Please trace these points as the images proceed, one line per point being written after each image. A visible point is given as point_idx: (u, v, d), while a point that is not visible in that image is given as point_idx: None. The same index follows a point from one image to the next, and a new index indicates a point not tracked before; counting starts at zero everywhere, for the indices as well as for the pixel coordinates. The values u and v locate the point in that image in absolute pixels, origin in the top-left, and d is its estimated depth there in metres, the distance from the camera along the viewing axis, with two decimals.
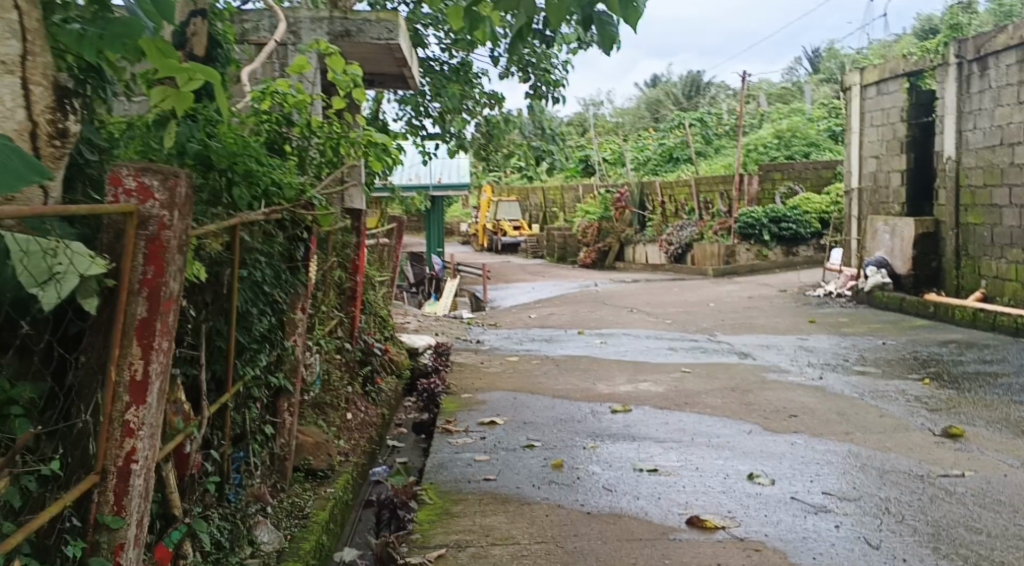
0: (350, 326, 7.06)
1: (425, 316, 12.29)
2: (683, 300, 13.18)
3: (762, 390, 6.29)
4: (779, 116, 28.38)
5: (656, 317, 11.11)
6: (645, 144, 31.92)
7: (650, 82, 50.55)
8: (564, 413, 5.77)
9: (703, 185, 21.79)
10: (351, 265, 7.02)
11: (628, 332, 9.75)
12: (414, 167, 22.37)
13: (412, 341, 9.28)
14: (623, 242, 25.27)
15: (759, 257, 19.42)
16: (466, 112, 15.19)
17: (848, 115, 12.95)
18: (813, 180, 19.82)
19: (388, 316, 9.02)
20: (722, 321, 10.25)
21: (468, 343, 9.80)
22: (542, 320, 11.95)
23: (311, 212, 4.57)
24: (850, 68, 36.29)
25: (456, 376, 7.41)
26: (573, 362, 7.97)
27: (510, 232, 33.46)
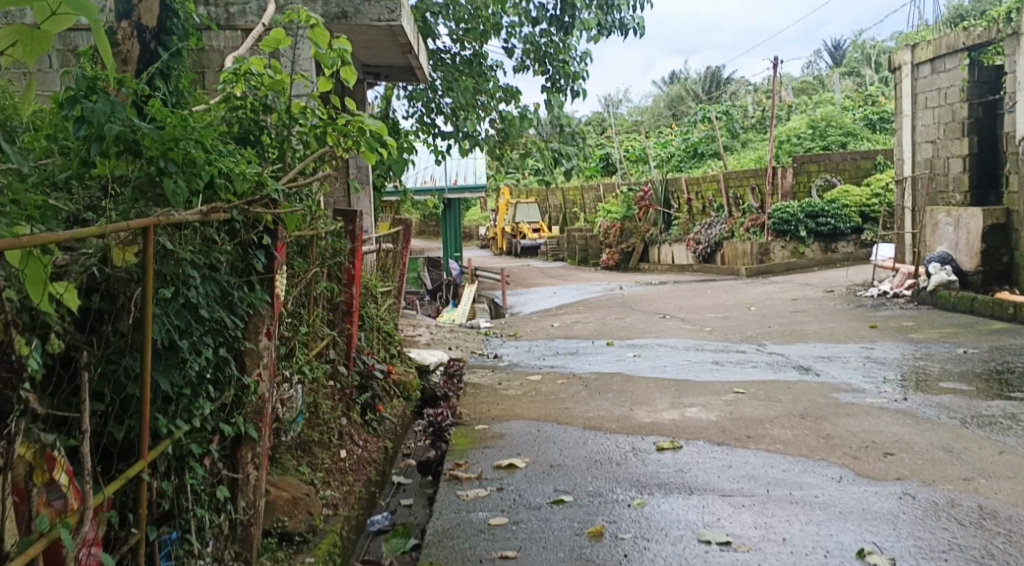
0: (347, 347, 6.03)
1: (438, 328, 11.26)
2: (719, 303, 12.07)
3: (838, 416, 5.21)
4: (808, 107, 27.14)
5: (693, 324, 10.02)
6: (667, 140, 30.77)
7: (669, 78, 49.33)
8: (599, 451, 4.71)
9: (732, 180, 20.65)
10: (346, 275, 6.03)
11: (665, 343, 8.66)
12: (427, 169, 21.38)
13: (421, 357, 8.25)
14: (648, 242, 24.39)
15: (795, 255, 18.36)
16: (480, 108, 14.19)
17: (898, 98, 11.85)
18: (852, 172, 18.64)
19: (394, 330, 8.00)
20: (769, 328, 9.15)
21: (485, 359, 8.76)
22: (566, 329, 10.89)
23: (274, 210, 3.54)
24: (880, 56, 34.99)
25: (469, 401, 6.37)
26: (607, 381, 6.89)
27: (530, 234, 32.50)
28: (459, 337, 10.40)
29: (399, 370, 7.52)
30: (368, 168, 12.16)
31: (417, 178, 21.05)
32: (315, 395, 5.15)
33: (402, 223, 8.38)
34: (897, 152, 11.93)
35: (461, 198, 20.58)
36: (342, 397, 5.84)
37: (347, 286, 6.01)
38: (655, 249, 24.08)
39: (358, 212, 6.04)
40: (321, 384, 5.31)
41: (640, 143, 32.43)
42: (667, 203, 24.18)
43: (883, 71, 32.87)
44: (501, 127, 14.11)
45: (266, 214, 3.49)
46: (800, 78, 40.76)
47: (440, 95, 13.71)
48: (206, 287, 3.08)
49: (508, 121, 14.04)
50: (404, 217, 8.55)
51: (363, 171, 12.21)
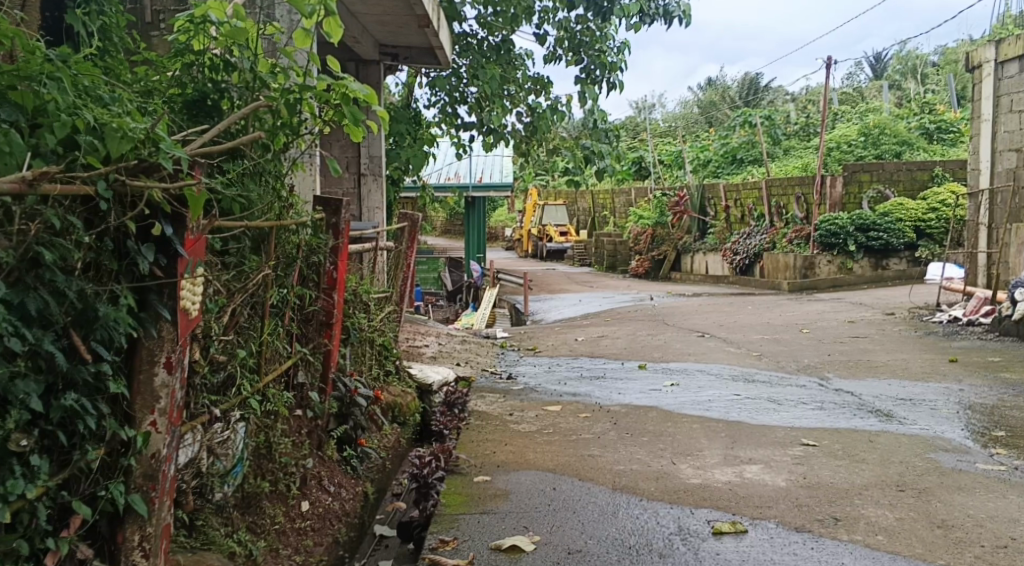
0: (324, 364, 4.88)
1: (449, 338, 10.05)
2: (764, 323, 10.79)
3: (948, 492, 3.96)
4: (855, 116, 25.71)
5: (736, 347, 8.76)
6: (704, 145, 29.40)
7: (705, 83, 47.92)
8: (633, 532, 3.53)
9: (775, 188, 19.28)
10: (326, 279, 4.91)
11: (708, 369, 7.40)
12: (452, 165, 20.20)
13: (424, 374, 7.11)
14: (680, 250, 23.10)
15: (842, 271, 17.09)
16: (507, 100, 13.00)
17: (976, 101, 10.61)
18: (906, 184, 17.29)
19: (391, 343, 6.83)
20: (829, 357, 7.87)
21: (496, 379, 7.56)
22: (592, 345, 9.64)
23: (165, 184, 2.39)
24: (930, 66, 33.43)
25: (473, 437, 5.22)
26: (641, 418, 5.67)
27: (558, 237, 31.27)
28: (472, 349, 9.19)
29: (387, 393, 6.33)
30: (381, 155, 11.06)
31: (440, 175, 19.87)
32: (272, 428, 4.00)
33: (405, 221, 7.28)
34: (973, 162, 10.64)
35: (486, 196, 19.39)
36: (312, 427, 4.66)
37: (327, 289, 4.89)
38: (689, 258, 22.76)
39: (344, 200, 4.92)
40: (281, 414, 4.16)
41: (675, 146, 31.08)
42: (703, 210, 22.87)
43: (933, 80, 31.33)
44: (530, 120, 12.91)
45: (154, 189, 2.38)
46: (843, 86, 39.22)
47: (464, 83, 12.70)
48: (30, 304, 2.14)
49: (537, 115, 12.83)
50: (408, 213, 7.44)
51: (376, 159, 11.09)
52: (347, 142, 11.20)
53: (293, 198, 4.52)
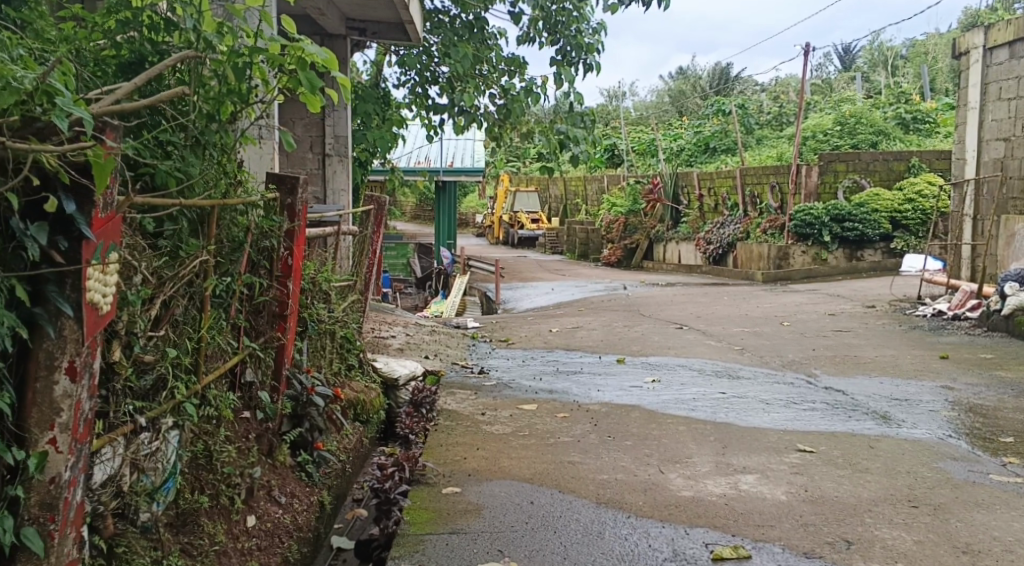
0: (276, 360, 4.45)
1: (417, 328, 9.59)
2: (743, 314, 10.43)
3: (966, 508, 3.60)
4: (829, 106, 25.47)
5: (717, 341, 8.38)
6: (677, 132, 29.07)
7: (677, 72, 47.62)
8: (622, 558, 3.12)
9: (750, 177, 18.95)
10: (280, 266, 4.46)
11: (690, 365, 7.02)
12: (422, 149, 19.65)
13: (389, 367, 6.66)
14: (653, 239, 22.76)
15: (817, 261, 16.83)
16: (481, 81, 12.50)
17: (963, 88, 10.30)
18: (883, 174, 17.05)
19: (355, 334, 6.37)
20: (815, 353, 7.52)
21: (466, 373, 7.12)
22: (566, 337, 9.23)
23: (53, 149, 2.04)
24: (901, 57, 33.34)
25: (442, 439, 4.77)
26: (624, 419, 5.27)
27: (529, 224, 30.82)
28: (441, 340, 8.74)
29: (349, 389, 5.87)
30: (347, 135, 10.60)
31: (409, 159, 19.33)
32: (210, 435, 3.57)
33: (371, 204, 6.83)
34: (959, 151, 10.34)
35: (456, 181, 18.88)
36: (262, 431, 4.22)
37: (280, 279, 4.44)
38: (661, 247, 22.43)
39: (300, 180, 4.47)
40: (225, 419, 3.73)
41: (648, 134, 30.73)
42: (676, 198, 22.55)
43: (905, 71, 31.23)
44: (503, 103, 12.47)
45: (39, 153, 2.02)
46: (814, 76, 39.08)
47: (436, 62, 12.30)
48: None
49: (511, 97, 12.36)
50: (374, 197, 6.97)
51: (342, 139, 10.63)
52: (311, 120, 10.70)
53: (241, 174, 4.10)
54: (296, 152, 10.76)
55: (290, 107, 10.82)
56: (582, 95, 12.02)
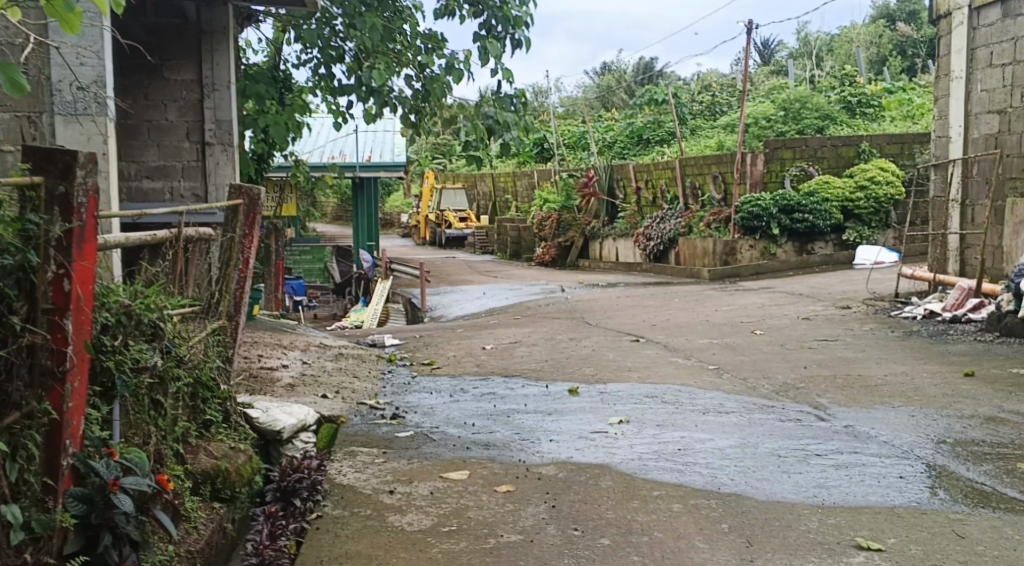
0: (48, 446, 2.88)
1: (320, 351, 7.86)
2: (704, 321, 8.97)
3: None
4: (764, 93, 24.41)
5: (684, 358, 6.88)
6: (608, 125, 27.69)
7: (602, 68, 46.47)
8: None
9: (690, 167, 17.56)
10: (51, 294, 2.84)
11: (662, 397, 5.50)
12: (334, 142, 17.77)
13: (273, 416, 5.07)
14: (588, 236, 21.33)
15: (765, 256, 15.50)
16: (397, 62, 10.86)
17: (941, 55, 9.05)
18: (831, 161, 15.79)
19: (213, 377, 4.75)
20: (809, 373, 6.08)
21: (372, 418, 5.50)
22: (500, 358, 7.61)
23: None
24: (827, 44, 32.65)
25: (325, 550, 3.16)
26: (593, 494, 3.71)
27: (456, 224, 29.15)
28: (345, 368, 7.03)
29: (200, 458, 4.33)
30: (231, 119, 9.25)
31: (321, 154, 17.43)
32: None
33: (239, 201, 5.17)
34: (940, 128, 9.08)
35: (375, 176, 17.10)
36: None
37: (53, 318, 2.84)
38: (596, 244, 21.00)
39: (79, 156, 2.85)
40: None
41: (577, 127, 29.30)
42: (611, 191, 21.14)
43: (832, 58, 30.50)
44: (421, 85, 10.90)
45: None
46: (740, 66, 38.15)
47: (341, 37, 10.64)
48: None
49: (432, 80, 10.79)
50: (243, 190, 5.28)
51: (225, 123, 9.25)
52: (186, 101, 9.28)
53: None
54: (168, 139, 9.26)
55: (155, 84, 9.24)
56: (512, 73, 10.49)
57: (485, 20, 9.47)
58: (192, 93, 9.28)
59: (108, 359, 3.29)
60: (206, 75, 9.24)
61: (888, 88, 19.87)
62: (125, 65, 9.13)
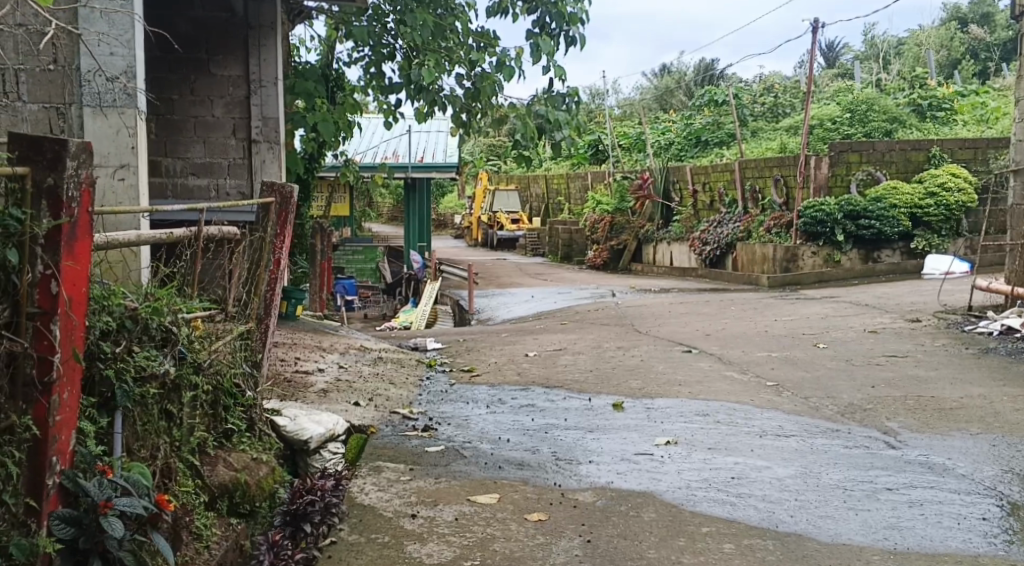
0: (32, 463, 2.64)
1: (359, 355, 7.61)
2: (761, 332, 8.52)
3: None
4: (829, 95, 23.66)
5: (739, 373, 6.47)
6: (666, 126, 27.15)
7: (661, 70, 45.79)
8: None
9: (750, 170, 16.99)
10: (37, 298, 2.61)
11: (714, 416, 5.11)
12: (386, 141, 17.60)
13: (300, 424, 4.78)
14: (642, 240, 20.87)
15: (828, 264, 14.91)
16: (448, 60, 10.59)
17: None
18: (899, 165, 15.10)
19: (237, 383, 4.49)
20: (876, 393, 5.64)
21: (402, 428, 5.21)
22: (545, 367, 7.27)
23: None
24: (895, 45, 31.64)
25: None
26: (633, 528, 3.38)
27: (509, 225, 28.87)
28: (382, 374, 6.76)
29: (218, 469, 4.07)
30: (278, 116, 9.08)
31: (374, 153, 17.29)
32: None
33: (271, 199, 4.91)
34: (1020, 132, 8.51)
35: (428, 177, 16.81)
36: None
37: (38, 324, 2.62)
38: (651, 248, 20.53)
39: (70, 146, 2.62)
40: None
41: (635, 128, 28.79)
42: (668, 194, 20.65)
43: (899, 60, 29.53)
44: (471, 84, 10.65)
45: None
46: (803, 68, 37.24)
47: (391, 33, 10.43)
48: None
49: (482, 78, 10.50)
50: (275, 187, 5.02)
51: (271, 121, 9.09)
52: (232, 97, 9.12)
53: None
54: (214, 136, 9.08)
55: (201, 79, 9.09)
56: (565, 71, 10.14)
57: (538, 17, 9.14)
58: (238, 89, 9.13)
59: (107, 368, 3.09)
60: (253, 71, 9.09)
61: (961, 91, 19.05)
62: (173, 60, 9.00)
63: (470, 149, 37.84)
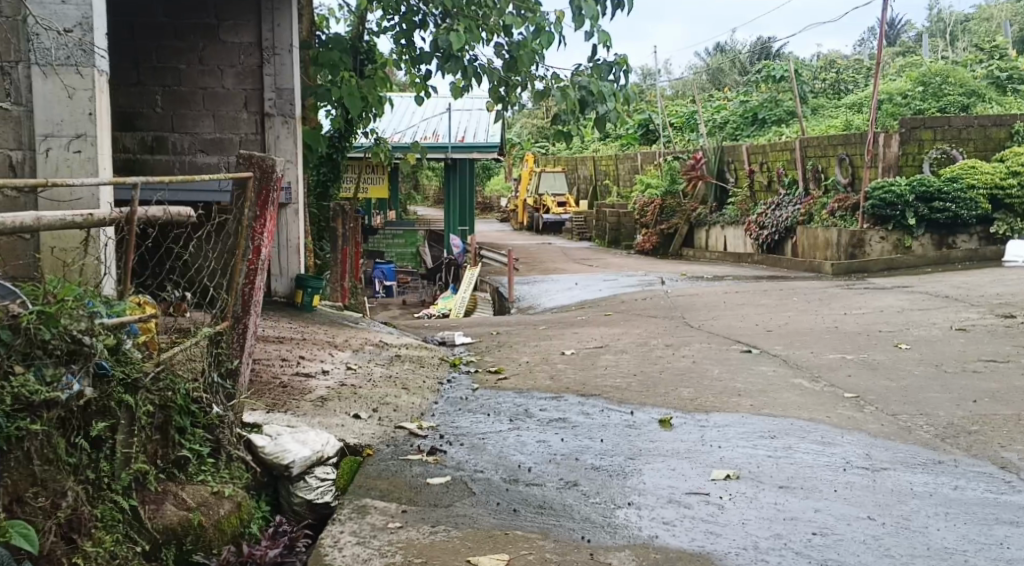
0: None
1: (376, 352, 6.80)
2: (831, 329, 7.52)
3: None
4: (895, 70, 22.26)
5: (810, 380, 5.51)
6: (720, 105, 25.92)
7: (713, 48, 44.28)
8: None
9: (812, 148, 15.83)
10: None
11: (783, 442, 4.19)
12: (426, 120, 16.81)
13: (279, 444, 3.97)
14: (694, 223, 19.82)
15: (898, 250, 13.75)
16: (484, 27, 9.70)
17: None
18: (978, 143, 13.86)
19: (198, 399, 3.70)
20: (981, 409, 4.66)
21: (406, 449, 4.31)
22: (583, 369, 6.38)
23: None
24: (964, 19, 29.94)
25: None
26: None
27: (555, 208, 27.95)
28: (395, 376, 5.92)
29: (165, 510, 3.31)
30: (293, 87, 8.35)
31: (413, 133, 16.48)
32: None
33: (246, 175, 4.10)
34: None
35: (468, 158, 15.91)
36: None
37: None
38: (703, 232, 19.46)
39: None
40: None
41: (687, 107, 27.59)
42: (721, 175, 19.53)
43: (969, 33, 27.89)
44: (508, 53, 9.72)
45: None
46: (866, 44, 35.58)
47: None
48: None
49: (520, 45, 9.57)
50: (252, 160, 4.19)
51: (286, 92, 8.35)
52: (244, 66, 8.35)
53: None
54: (224, 109, 8.35)
55: (211, 47, 8.32)
56: (611, 37, 9.18)
57: None
58: (250, 57, 8.34)
59: None
60: (266, 37, 8.32)
61: None
62: (180, 25, 8.25)
63: (517, 130, 36.92)
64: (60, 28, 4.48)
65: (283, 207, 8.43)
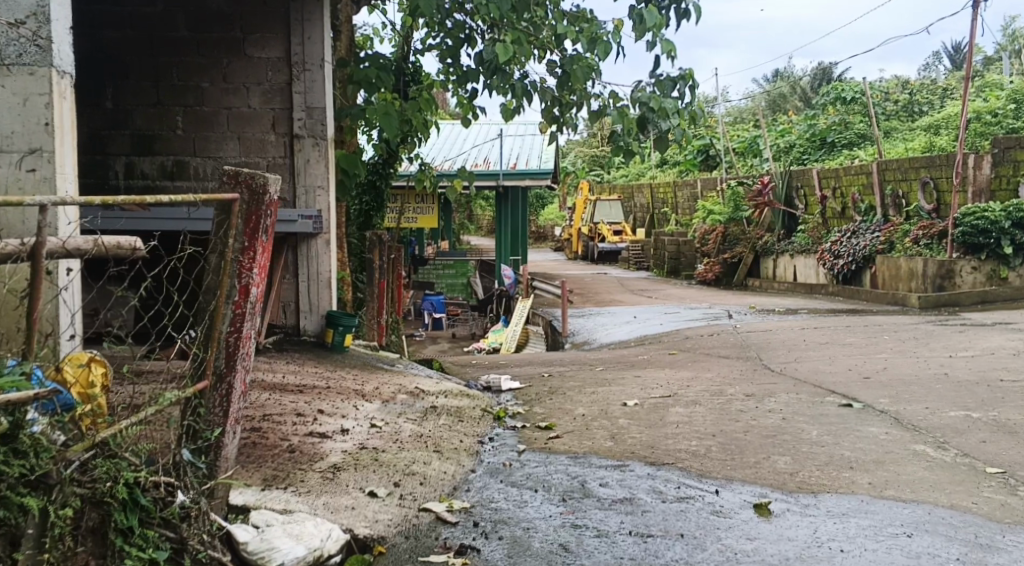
0: None
1: (409, 402, 5.90)
2: (940, 376, 6.42)
3: None
4: (976, 89, 20.88)
5: (936, 448, 4.47)
6: (785, 128, 24.69)
7: (773, 75, 43.02)
8: None
9: (891, 171, 14.62)
10: None
11: (924, 544, 3.22)
12: (477, 147, 16.01)
13: (264, 540, 3.07)
14: (760, 252, 18.66)
15: (992, 281, 12.51)
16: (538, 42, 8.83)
17: None
18: None
19: (155, 490, 2.86)
20: None
21: (428, 544, 3.40)
22: (650, 426, 5.39)
23: None
24: None
25: None
26: None
27: (611, 237, 26.97)
28: (427, 435, 4.99)
29: None
30: (324, 105, 7.56)
31: (463, 160, 15.65)
32: None
33: (229, 196, 3.22)
34: None
35: (520, 185, 15.03)
36: None
37: None
38: (770, 262, 18.30)
39: None
40: None
41: (749, 132, 26.44)
42: (789, 202, 18.35)
43: None
44: (561, 69, 8.81)
45: None
46: (936, 66, 34.07)
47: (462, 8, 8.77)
48: None
49: (576, 62, 8.69)
50: (239, 178, 3.30)
51: (317, 111, 7.56)
52: (271, 83, 7.57)
53: None
54: (250, 130, 7.60)
55: (235, 63, 7.56)
56: (675, 47, 8.23)
57: None
58: (279, 74, 7.58)
59: None
60: (296, 52, 7.55)
61: None
62: (203, 40, 7.53)
63: (571, 159, 36.10)
64: (10, 19, 3.88)
65: (314, 237, 7.62)
